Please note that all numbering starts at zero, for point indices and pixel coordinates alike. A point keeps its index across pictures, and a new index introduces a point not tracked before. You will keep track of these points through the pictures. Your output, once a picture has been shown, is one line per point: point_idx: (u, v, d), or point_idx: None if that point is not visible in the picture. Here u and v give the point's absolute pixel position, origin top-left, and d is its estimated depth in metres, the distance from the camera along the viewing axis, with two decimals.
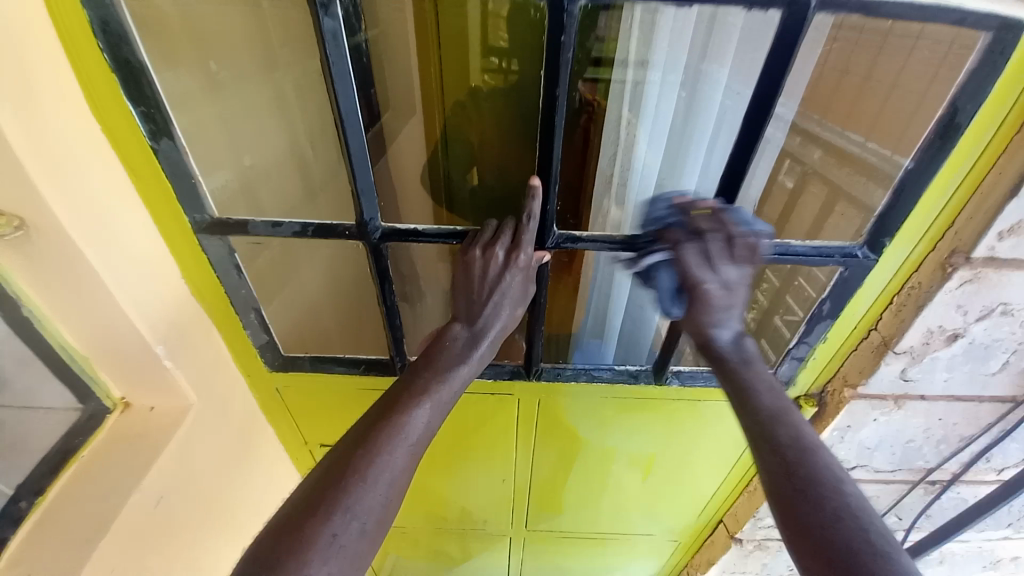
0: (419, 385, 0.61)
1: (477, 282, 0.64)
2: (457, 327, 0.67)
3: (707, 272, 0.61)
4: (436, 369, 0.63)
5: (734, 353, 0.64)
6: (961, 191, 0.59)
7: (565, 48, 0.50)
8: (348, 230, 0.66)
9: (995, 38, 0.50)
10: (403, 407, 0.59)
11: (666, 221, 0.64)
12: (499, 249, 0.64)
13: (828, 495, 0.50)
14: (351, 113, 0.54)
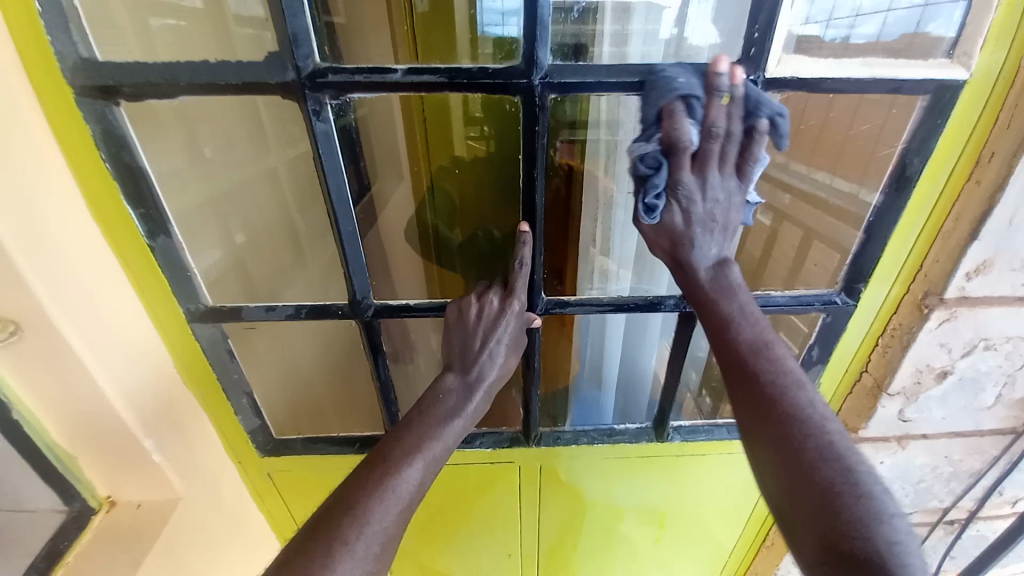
0: (410, 440, 0.60)
1: (472, 329, 0.65)
2: (450, 376, 0.66)
3: (691, 175, 0.50)
4: (428, 422, 0.62)
5: (710, 282, 0.54)
6: (927, 230, 0.61)
7: (540, 135, 0.53)
8: (341, 309, 0.67)
9: (933, 99, 0.53)
10: (393, 467, 0.57)
11: (676, 96, 0.48)
12: (491, 296, 0.66)
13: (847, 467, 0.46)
14: (341, 200, 0.57)
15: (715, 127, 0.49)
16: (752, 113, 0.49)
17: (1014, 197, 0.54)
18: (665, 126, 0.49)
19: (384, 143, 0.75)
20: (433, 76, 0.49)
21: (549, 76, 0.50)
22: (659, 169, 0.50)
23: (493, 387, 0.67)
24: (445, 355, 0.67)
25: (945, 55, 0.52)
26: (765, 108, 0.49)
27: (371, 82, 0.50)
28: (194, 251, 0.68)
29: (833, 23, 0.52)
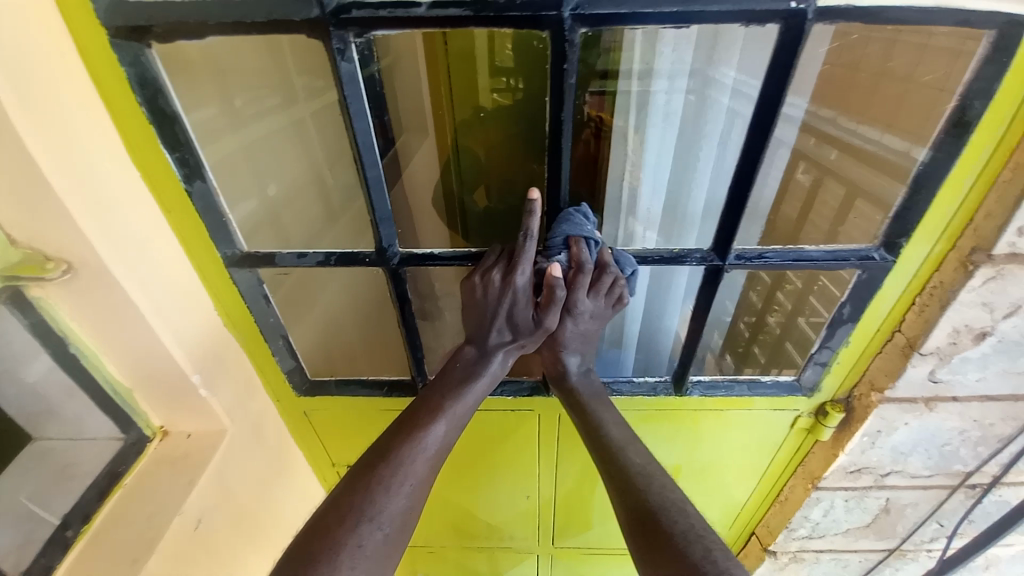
0: (435, 401, 0.66)
1: (480, 298, 0.66)
2: (467, 348, 0.71)
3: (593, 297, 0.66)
4: (451, 385, 0.67)
5: (581, 387, 0.72)
6: (983, 181, 0.57)
7: (568, 73, 0.51)
8: (369, 256, 0.68)
9: (999, 36, 0.48)
10: (419, 424, 0.63)
11: (582, 235, 0.64)
12: (495, 270, 0.65)
13: (660, 504, 0.57)
14: (367, 144, 0.57)
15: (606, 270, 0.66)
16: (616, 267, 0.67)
17: None
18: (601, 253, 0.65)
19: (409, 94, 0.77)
20: (458, 10, 0.47)
21: (581, 7, 0.47)
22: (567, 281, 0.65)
23: (513, 353, 0.71)
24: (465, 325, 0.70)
25: None
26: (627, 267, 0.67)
27: (395, 16, 0.49)
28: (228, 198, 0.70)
29: None
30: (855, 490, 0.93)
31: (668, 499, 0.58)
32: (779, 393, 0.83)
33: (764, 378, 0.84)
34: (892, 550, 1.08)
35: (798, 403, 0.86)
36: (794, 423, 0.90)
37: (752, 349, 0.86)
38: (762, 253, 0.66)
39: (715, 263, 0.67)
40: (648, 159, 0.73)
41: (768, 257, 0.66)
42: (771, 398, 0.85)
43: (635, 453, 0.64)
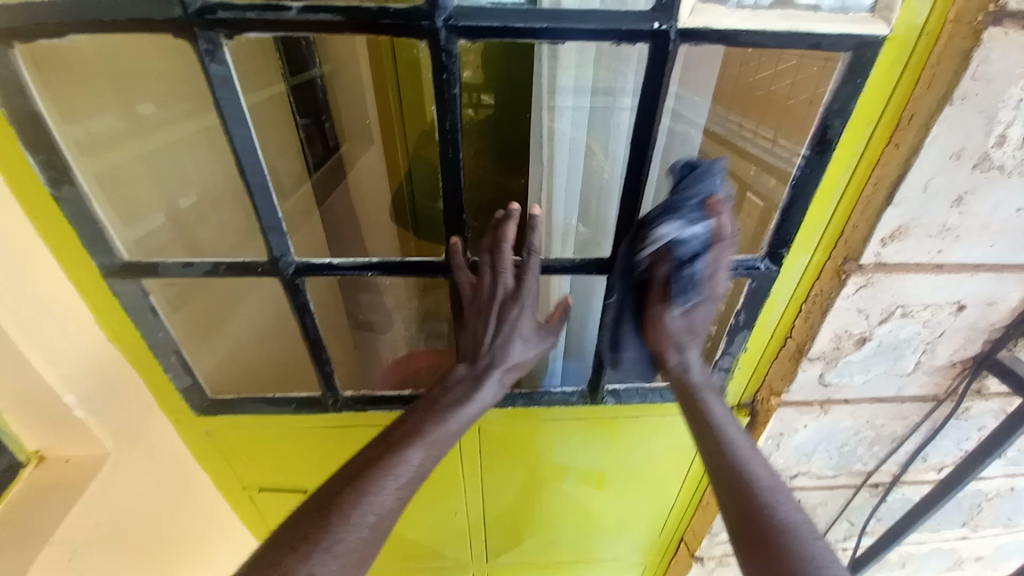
0: (403, 431, 0.60)
1: (487, 297, 0.63)
2: (459, 366, 0.67)
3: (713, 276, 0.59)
4: (448, 404, 0.63)
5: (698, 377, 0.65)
6: (849, 195, 0.61)
7: (450, 84, 0.51)
8: (262, 267, 0.65)
9: (855, 57, 0.51)
10: (395, 449, 0.58)
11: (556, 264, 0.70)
12: (462, 273, 0.64)
13: (781, 520, 0.54)
14: (247, 151, 0.55)
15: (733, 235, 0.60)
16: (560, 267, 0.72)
17: (930, 159, 0.54)
18: (711, 220, 0.55)
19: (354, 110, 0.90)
20: (329, 15, 0.47)
21: (454, 19, 0.47)
22: (695, 264, 0.57)
23: (510, 372, 0.67)
24: (466, 340, 0.67)
25: (868, 9, 0.50)
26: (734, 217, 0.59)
27: (263, 19, 0.47)
28: (130, 210, 0.68)
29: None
30: None
31: (787, 512, 0.54)
32: None
33: None
34: None
35: None
36: None
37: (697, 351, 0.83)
38: None
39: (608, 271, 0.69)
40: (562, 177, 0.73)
41: None
42: None
43: (760, 465, 0.59)
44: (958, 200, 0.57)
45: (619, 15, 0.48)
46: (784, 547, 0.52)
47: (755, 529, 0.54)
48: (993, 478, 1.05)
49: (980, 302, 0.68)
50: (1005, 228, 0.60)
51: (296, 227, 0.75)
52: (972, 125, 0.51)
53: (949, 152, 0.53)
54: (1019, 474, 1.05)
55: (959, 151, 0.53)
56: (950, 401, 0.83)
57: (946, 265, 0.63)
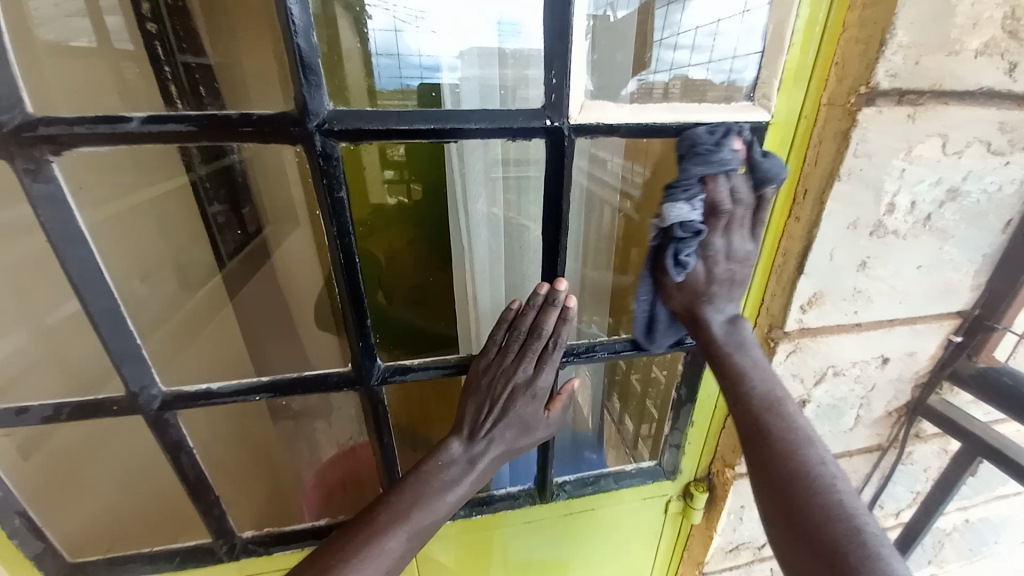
0: (393, 508, 0.53)
1: (502, 381, 0.58)
2: (454, 441, 0.59)
3: (712, 240, 0.52)
4: (435, 471, 0.57)
5: (727, 341, 0.54)
6: (763, 266, 0.61)
7: (335, 188, 0.46)
8: (117, 405, 0.56)
9: None
10: (377, 531, 0.52)
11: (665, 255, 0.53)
12: (522, 360, 0.57)
13: (821, 470, 0.46)
14: (87, 274, 0.48)
15: (733, 194, 0.50)
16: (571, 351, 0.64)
17: (830, 230, 0.54)
18: (707, 194, 0.49)
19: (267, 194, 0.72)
20: (180, 125, 0.42)
21: (329, 123, 0.43)
22: (694, 237, 0.50)
23: (498, 455, 0.60)
24: (464, 412, 0.59)
25: (747, 98, 0.52)
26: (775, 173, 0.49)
27: (98, 132, 0.41)
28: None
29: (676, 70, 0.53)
30: (739, 567, 0.90)
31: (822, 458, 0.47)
32: (644, 482, 0.80)
33: (628, 468, 0.81)
34: None
35: (666, 488, 0.83)
36: (666, 508, 0.86)
37: (645, 406, 0.78)
38: (590, 348, 0.65)
39: None
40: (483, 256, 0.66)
41: (595, 351, 0.64)
42: (638, 488, 0.81)
43: (777, 416, 0.50)
44: (863, 264, 0.58)
45: (508, 114, 0.46)
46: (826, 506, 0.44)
47: (769, 461, 0.48)
48: (948, 515, 1.05)
49: (902, 354, 0.69)
50: (910, 286, 0.61)
51: (178, 349, 0.62)
52: (863, 198, 0.53)
53: (847, 223, 0.54)
54: (970, 506, 1.06)
55: (856, 221, 0.54)
56: (894, 449, 0.82)
57: (865, 324, 0.64)
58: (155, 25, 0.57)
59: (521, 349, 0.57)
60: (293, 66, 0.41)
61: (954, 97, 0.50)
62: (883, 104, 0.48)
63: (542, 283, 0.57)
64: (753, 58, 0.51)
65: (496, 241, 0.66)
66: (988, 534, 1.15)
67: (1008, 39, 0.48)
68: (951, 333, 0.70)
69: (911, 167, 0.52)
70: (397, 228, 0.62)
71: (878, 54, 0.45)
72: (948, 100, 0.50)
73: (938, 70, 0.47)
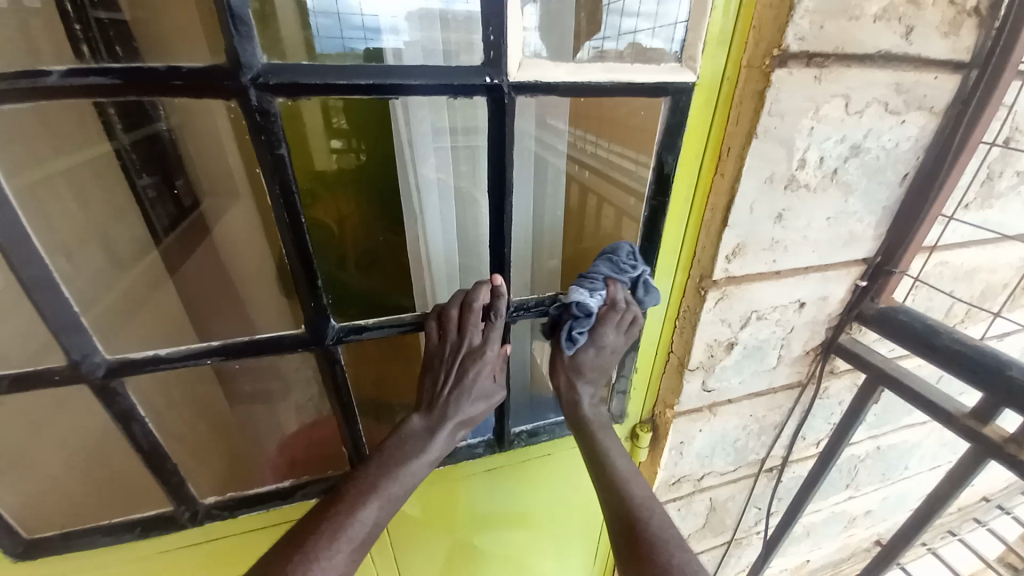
0: (364, 483, 0.56)
1: (449, 355, 0.60)
2: (415, 415, 0.62)
3: (607, 334, 0.63)
4: (399, 449, 0.59)
5: (594, 420, 0.67)
6: (694, 220, 0.65)
7: (276, 145, 0.46)
8: (61, 374, 0.55)
9: (672, 101, 0.56)
10: (347, 508, 0.54)
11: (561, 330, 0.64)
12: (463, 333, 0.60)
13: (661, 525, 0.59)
14: (17, 242, 0.47)
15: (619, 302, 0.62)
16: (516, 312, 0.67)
17: (750, 184, 0.60)
18: (610, 292, 0.62)
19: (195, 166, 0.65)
20: (103, 78, 0.41)
21: (264, 77, 0.43)
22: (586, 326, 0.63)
23: (461, 428, 0.63)
24: (422, 390, 0.63)
25: (675, 59, 0.55)
26: (646, 299, 0.63)
27: (16, 86, 0.40)
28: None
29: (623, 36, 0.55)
30: (681, 499, 1.00)
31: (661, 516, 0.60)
32: (595, 427, 0.86)
33: (580, 416, 0.86)
34: (729, 542, 1.19)
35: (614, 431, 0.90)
36: None
37: None
38: (539, 303, 0.68)
39: None
40: (436, 216, 0.68)
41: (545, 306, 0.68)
42: (589, 433, 0.87)
43: (637, 485, 0.62)
44: (780, 216, 0.64)
45: (447, 71, 0.48)
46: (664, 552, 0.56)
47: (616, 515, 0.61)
48: (861, 443, 1.19)
49: (816, 298, 0.77)
50: (820, 236, 0.68)
51: (123, 324, 0.61)
52: (777, 154, 0.58)
53: (764, 178, 0.60)
54: (880, 435, 1.21)
55: (772, 176, 0.60)
56: (812, 385, 0.92)
57: (784, 271, 0.71)
58: None
59: (457, 336, 0.60)
60: (222, 16, 0.40)
61: (856, 59, 0.55)
62: (794, 66, 0.53)
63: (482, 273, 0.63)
64: (680, 25, 0.54)
65: (451, 203, 0.68)
66: (895, 460, 1.31)
67: (903, 4, 0.53)
68: (857, 279, 0.78)
69: (819, 125, 0.58)
70: (343, 195, 0.61)
71: (788, 17, 0.50)
72: (851, 63, 0.55)
73: (841, 33, 0.52)
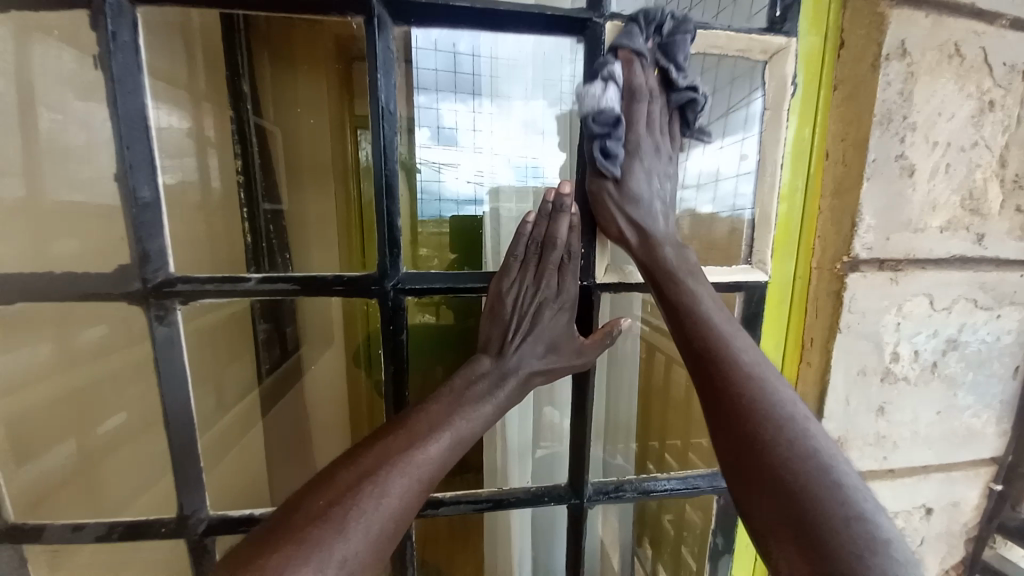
0: (334, 509, 0.40)
1: (524, 298, 0.56)
2: (483, 359, 0.56)
3: (630, 169, 0.54)
4: (432, 423, 0.48)
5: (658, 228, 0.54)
6: None
7: (400, 331, 0.58)
8: (166, 526, 0.62)
9: (747, 296, 0.61)
10: (307, 506, 0.40)
11: (633, 48, 0.52)
12: (569, 287, 0.57)
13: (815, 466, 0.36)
14: (177, 402, 0.58)
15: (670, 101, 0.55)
16: (660, 484, 0.67)
17: (840, 377, 0.59)
18: (628, 74, 0.53)
19: (310, 327, 0.79)
20: (285, 285, 0.55)
21: (401, 283, 0.56)
22: (620, 126, 0.52)
23: (533, 379, 0.56)
24: (489, 332, 0.57)
25: (746, 261, 0.62)
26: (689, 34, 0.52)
27: (222, 289, 0.54)
28: (29, 452, 0.61)
29: (719, 202, 0.65)
30: None
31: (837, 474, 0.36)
32: None
33: None
34: None
35: None
36: None
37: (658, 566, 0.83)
38: (618, 488, 0.67)
39: (575, 500, 0.66)
40: None
41: (623, 492, 0.67)
42: None
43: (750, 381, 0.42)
44: (881, 410, 0.61)
45: None
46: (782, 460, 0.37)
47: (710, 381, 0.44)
48: None
49: (945, 503, 0.67)
50: (932, 432, 0.63)
51: (217, 462, 0.69)
52: (865, 349, 0.58)
53: (855, 369, 0.59)
54: None
55: (863, 368, 0.59)
56: None
57: (897, 469, 0.64)
58: (243, 179, 0.79)
59: (539, 259, 0.56)
60: (383, 241, 0.56)
61: (930, 263, 0.58)
62: (866, 270, 0.56)
63: (552, 190, 0.56)
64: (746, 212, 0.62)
65: None
66: None
67: (966, 216, 0.58)
68: (992, 482, 0.68)
69: (904, 321, 0.58)
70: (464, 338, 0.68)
71: (851, 233, 0.55)
72: (925, 266, 0.58)
73: (909, 243, 0.56)
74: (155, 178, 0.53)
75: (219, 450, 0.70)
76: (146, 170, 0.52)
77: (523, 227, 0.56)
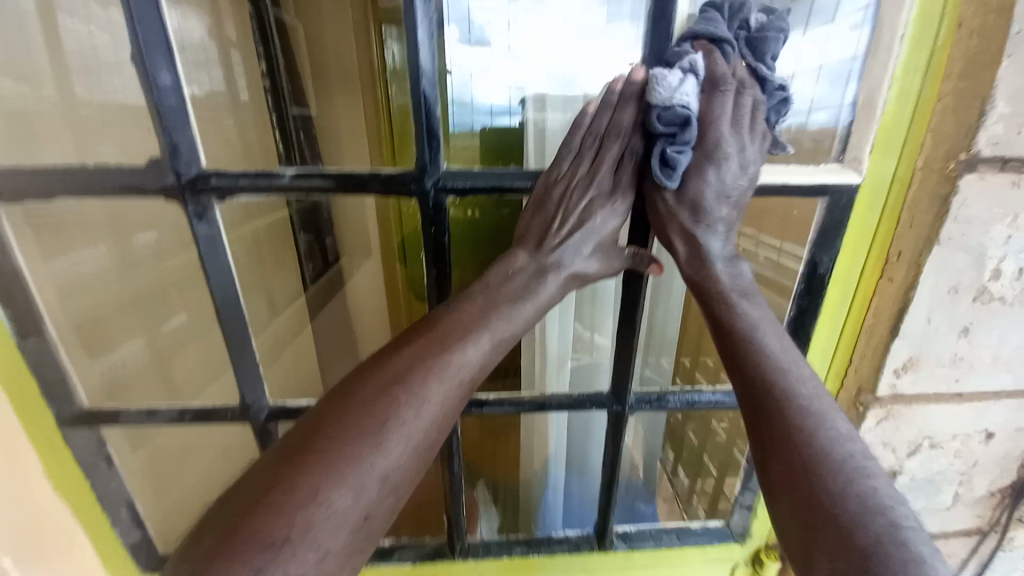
0: (369, 419, 0.40)
1: (574, 194, 0.51)
2: (520, 256, 0.51)
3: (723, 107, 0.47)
4: (467, 324, 0.47)
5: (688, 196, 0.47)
6: (851, 322, 0.60)
7: (441, 235, 0.55)
8: (230, 413, 0.67)
9: (832, 202, 0.54)
10: (337, 418, 0.40)
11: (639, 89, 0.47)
12: (628, 182, 0.51)
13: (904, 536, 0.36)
14: (227, 299, 0.59)
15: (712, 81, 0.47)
16: (706, 395, 0.67)
17: (926, 295, 0.53)
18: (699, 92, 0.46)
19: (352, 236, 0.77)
20: (321, 181, 0.52)
21: (442, 181, 0.52)
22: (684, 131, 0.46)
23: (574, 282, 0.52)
24: (528, 224, 0.52)
25: (837, 160, 0.54)
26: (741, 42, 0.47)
27: (257, 184, 0.52)
28: (99, 343, 0.65)
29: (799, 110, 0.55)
30: None
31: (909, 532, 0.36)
32: (711, 542, 0.78)
33: (691, 526, 0.80)
34: None
35: (734, 552, 0.80)
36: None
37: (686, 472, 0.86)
38: (661, 397, 0.67)
39: (616, 408, 0.67)
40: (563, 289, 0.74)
41: (666, 401, 0.66)
42: (703, 549, 0.79)
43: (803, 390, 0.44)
44: (965, 331, 0.55)
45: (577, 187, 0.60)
46: (833, 494, 0.39)
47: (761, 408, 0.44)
48: None
49: (1009, 428, 0.64)
50: (1017, 356, 0.57)
51: (273, 359, 0.72)
52: (962, 264, 0.51)
53: (945, 287, 0.53)
54: None
55: (955, 286, 0.53)
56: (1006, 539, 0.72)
57: (966, 393, 0.60)
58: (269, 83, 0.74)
59: (596, 153, 0.51)
60: (421, 132, 0.51)
61: None
62: (985, 170, 0.48)
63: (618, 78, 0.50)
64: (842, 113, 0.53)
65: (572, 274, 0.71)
66: None
67: None
68: None
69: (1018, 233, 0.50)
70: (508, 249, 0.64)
71: (977, 124, 0.46)
72: None
73: None
74: (171, 58, 0.48)
75: (273, 349, 0.72)
76: (161, 50, 0.47)
77: (582, 115, 0.51)
